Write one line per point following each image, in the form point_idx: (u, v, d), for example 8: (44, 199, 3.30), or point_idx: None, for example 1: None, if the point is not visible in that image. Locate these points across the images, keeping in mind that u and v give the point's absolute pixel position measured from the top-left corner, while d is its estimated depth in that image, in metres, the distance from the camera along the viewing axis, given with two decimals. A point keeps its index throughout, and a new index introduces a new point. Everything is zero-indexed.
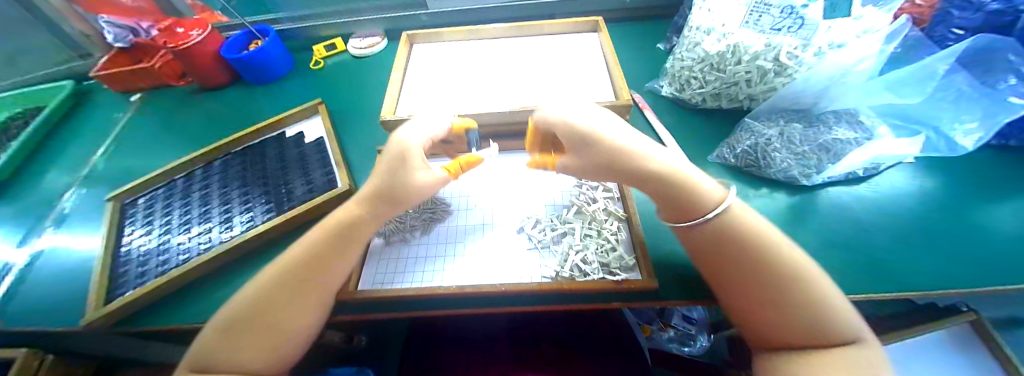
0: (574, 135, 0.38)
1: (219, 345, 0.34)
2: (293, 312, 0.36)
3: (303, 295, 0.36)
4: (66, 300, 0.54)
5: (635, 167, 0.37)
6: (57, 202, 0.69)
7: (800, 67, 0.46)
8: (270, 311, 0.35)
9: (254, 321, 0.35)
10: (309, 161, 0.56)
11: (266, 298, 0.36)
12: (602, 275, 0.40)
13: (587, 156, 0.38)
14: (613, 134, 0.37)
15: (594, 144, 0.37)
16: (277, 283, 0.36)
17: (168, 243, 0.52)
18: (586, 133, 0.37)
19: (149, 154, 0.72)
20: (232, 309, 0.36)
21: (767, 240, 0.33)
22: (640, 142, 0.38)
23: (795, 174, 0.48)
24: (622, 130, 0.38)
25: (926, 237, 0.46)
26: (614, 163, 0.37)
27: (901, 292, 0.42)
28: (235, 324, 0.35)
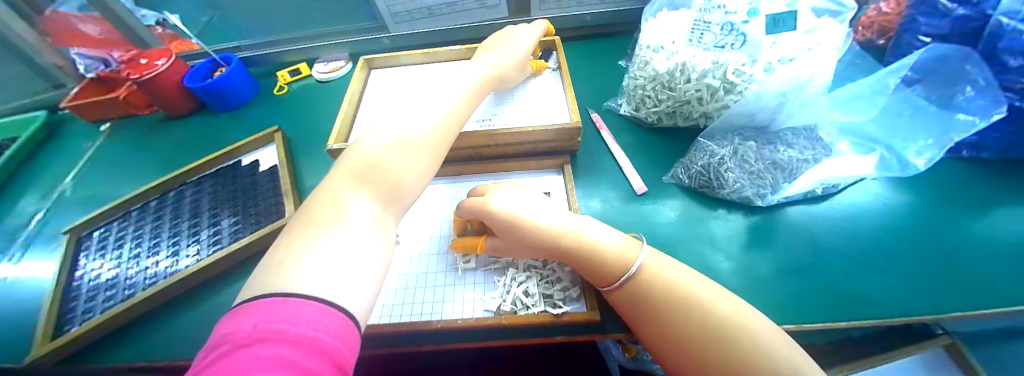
0: (483, 214, 0.40)
1: (323, 196, 0.34)
2: (413, 185, 0.37)
3: (410, 159, 0.37)
4: (13, 340, 0.53)
5: (540, 236, 0.39)
6: (19, 233, 0.68)
7: (749, 83, 0.45)
8: (370, 185, 0.34)
9: (388, 180, 0.35)
10: (261, 190, 0.56)
11: (383, 167, 0.35)
12: (543, 307, 0.39)
13: (501, 233, 0.40)
14: (516, 207, 0.40)
15: (495, 215, 0.39)
16: (394, 145, 0.37)
17: (118, 277, 0.51)
18: (486, 209, 0.40)
19: (115, 181, 0.72)
20: (376, 156, 0.36)
21: (675, 291, 0.34)
22: (542, 212, 0.40)
23: (750, 195, 0.46)
24: (528, 201, 0.41)
25: (888, 259, 0.44)
26: (523, 240, 0.39)
27: (859, 321, 0.40)
28: (355, 178, 0.35)
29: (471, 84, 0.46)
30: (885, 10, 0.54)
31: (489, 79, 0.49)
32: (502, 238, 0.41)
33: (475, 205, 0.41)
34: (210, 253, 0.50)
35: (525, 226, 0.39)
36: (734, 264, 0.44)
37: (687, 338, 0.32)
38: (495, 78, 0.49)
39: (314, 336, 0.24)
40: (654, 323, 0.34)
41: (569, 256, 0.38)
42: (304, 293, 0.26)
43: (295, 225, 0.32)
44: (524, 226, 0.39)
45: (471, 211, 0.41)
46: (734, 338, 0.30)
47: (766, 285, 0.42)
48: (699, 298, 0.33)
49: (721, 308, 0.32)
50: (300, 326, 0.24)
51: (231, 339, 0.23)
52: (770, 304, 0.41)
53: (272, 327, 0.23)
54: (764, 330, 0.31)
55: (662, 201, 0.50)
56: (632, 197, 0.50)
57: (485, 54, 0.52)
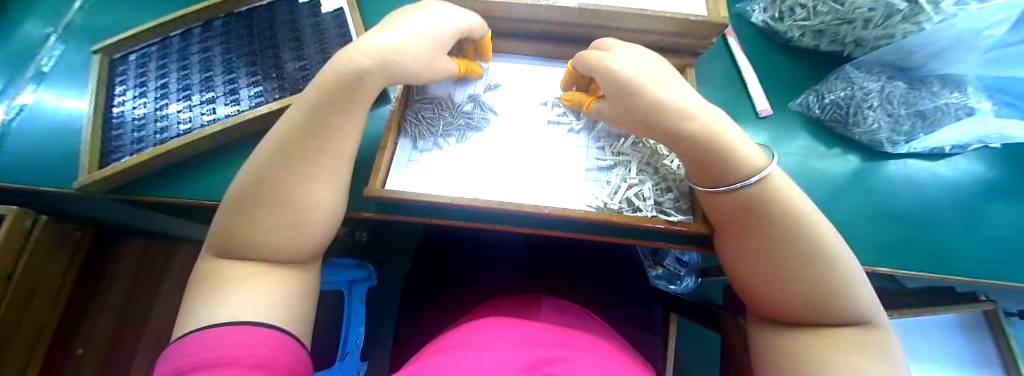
0: (601, 72, 0.35)
1: (233, 231, 0.30)
2: (315, 202, 0.30)
3: (329, 143, 0.30)
4: (66, 165, 0.50)
5: (664, 115, 0.32)
6: (37, 54, 0.59)
7: (935, 16, 0.37)
8: (253, 208, 0.29)
9: (260, 207, 0.29)
10: (327, 36, 0.49)
11: (252, 192, 0.29)
12: (654, 213, 0.38)
13: (616, 98, 0.35)
14: (639, 69, 0.33)
15: (616, 79, 0.34)
16: (293, 129, 0.29)
17: (166, 110, 0.45)
18: (604, 69, 0.34)
19: (138, 7, 0.62)
20: (248, 176, 0.30)
21: (795, 210, 0.29)
22: (675, 86, 0.33)
23: (882, 139, 0.44)
24: (654, 66, 0.34)
25: (969, 221, 0.45)
26: (635, 111, 0.33)
27: (924, 273, 0.43)
28: (239, 209, 0.30)
29: (420, 42, 0.33)
30: None
31: (440, 35, 0.34)
32: (616, 107, 0.36)
33: (593, 62, 0.35)
34: (278, 98, 0.45)
35: (641, 95, 0.32)
36: (830, 200, 0.46)
37: (782, 255, 0.30)
38: (447, 34, 0.35)
39: (255, 355, 0.24)
40: (753, 231, 0.31)
41: (687, 143, 0.32)
42: (238, 319, 0.26)
43: (215, 275, 0.29)
44: (643, 96, 0.32)
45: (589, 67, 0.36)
46: (828, 270, 0.28)
47: (863, 227, 0.44)
48: (817, 231, 0.29)
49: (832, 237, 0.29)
50: (233, 348, 0.24)
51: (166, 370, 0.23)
52: (869, 246, 0.44)
53: (197, 360, 0.23)
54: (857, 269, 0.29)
55: (767, 129, 0.49)
56: (753, 119, 0.49)
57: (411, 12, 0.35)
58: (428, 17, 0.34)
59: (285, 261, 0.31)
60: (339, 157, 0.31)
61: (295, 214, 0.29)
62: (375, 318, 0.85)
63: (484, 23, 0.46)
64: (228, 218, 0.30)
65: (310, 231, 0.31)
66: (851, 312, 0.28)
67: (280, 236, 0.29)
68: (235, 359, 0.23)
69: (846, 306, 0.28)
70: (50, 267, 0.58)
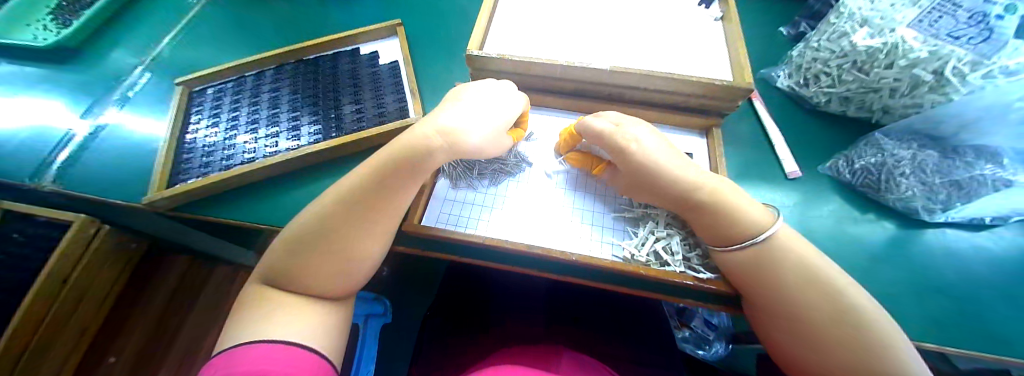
0: (616, 148, 0.39)
1: (294, 261, 0.33)
2: (365, 237, 0.34)
3: (390, 191, 0.34)
4: (133, 181, 0.55)
5: (675, 190, 0.37)
6: (124, 79, 0.68)
7: (962, 88, 0.39)
8: (310, 243, 0.33)
9: (322, 238, 0.33)
10: (382, 84, 0.54)
11: (314, 228, 0.34)
12: (683, 269, 0.39)
13: (630, 172, 0.39)
14: (652, 151, 0.38)
15: (631, 157, 0.38)
16: (360, 186, 0.34)
17: (235, 139, 0.50)
18: (620, 146, 0.38)
19: (218, 46, 0.71)
20: (313, 210, 0.35)
21: (804, 266, 0.32)
22: (684, 162, 0.38)
23: (918, 207, 0.44)
24: (662, 146, 0.39)
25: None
26: (648, 181, 0.38)
27: (977, 352, 0.39)
28: (308, 241, 0.33)
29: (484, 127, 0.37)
30: None
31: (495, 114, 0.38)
32: (631, 179, 0.40)
33: (608, 136, 0.39)
34: (333, 137, 0.49)
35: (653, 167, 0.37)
36: (873, 269, 0.44)
37: (806, 314, 0.31)
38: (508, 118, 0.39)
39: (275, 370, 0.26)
40: (773, 291, 0.33)
41: (694, 204, 0.37)
42: (267, 337, 0.28)
43: (265, 300, 0.32)
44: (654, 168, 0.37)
45: (601, 140, 0.40)
46: (857, 327, 0.29)
47: (910, 300, 0.42)
48: (835, 288, 0.31)
49: (851, 293, 0.31)
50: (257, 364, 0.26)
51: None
52: (918, 319, 0.41)
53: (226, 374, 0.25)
54: (888, 327, 0.29)
55: (798, 190, 0.49)
56: (783, 180, 0.50)
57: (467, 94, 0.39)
58: (485, 101, 0.38)
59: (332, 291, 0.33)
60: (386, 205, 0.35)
61: (351, 246, 0.34)
62: (388, 354, 0.84)
63: (523, 80, 0.50)
64: (287, 240, 0.34)
65: (359, 263, 0.34)
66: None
67: (330, 264, 0.33)
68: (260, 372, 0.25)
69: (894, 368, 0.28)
70: (90, 263, 0.63)
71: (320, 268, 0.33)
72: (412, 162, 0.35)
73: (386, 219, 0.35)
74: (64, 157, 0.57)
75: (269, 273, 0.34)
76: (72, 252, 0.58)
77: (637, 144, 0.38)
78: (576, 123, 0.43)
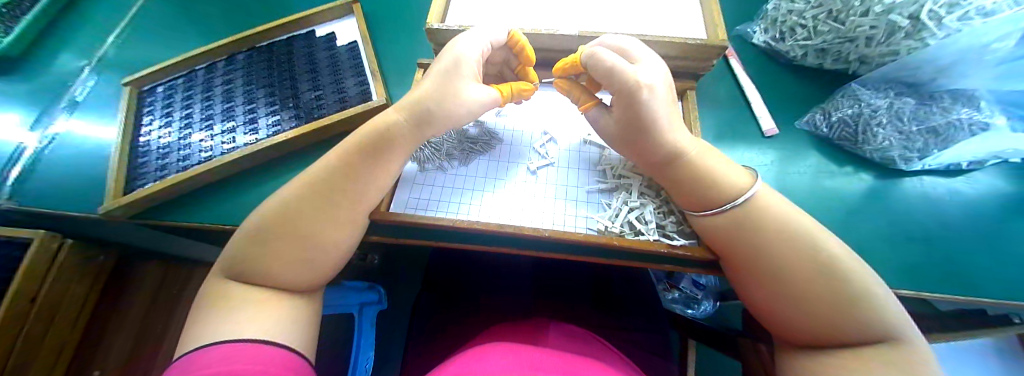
0: (625, 87, 0.34)
1: (254, 256, 0.32)
2: (330, 228, 0.33)
3: (355, 182, 0.34)
4: (91, 191, 0.52)
5: (661, 150, 0.36)
6: (71, 85, 0.63)
7: (938, 32, 0.37)
8: (273, 236, 0.32)
9: (286, 229, 0.32)
10: (341, 67, 0.51)
11: (278, 221, 0.32)
12: (657, 237, 0.38)
13: (626, 121, 0.36)
14: (658, 102, 0.34)
15: (639, 103, 0.34)
16: (327, 173, 0.33)
17: (189, 139, 0.48)
18: (633, 85, 0.33)
19: (167, 40, 0.66)
20: (276, 201, 0.33)
21: (786, 226, 0.32)
22: (676, 119, 0.36)
23: (895, 156, 0.44)
24: (669, 99, 0.35)
25: (997, 235, 0.43)
26: (640, 135, 0.36)
27: (953, 296, 0.40)
28: (270, 234, 0.32)
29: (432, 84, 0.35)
30: None
31: (455, 68, 0.35)
32: (622, 130, 0.37)
33: (621, 73, 0.33)
34: (293, 127, 0.47)
35: (652, 119, 0.34)
36: (851, 222, 0.44)
37: (788, 273, 0.31)
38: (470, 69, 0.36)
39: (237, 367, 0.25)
40: (754, 254, 0.33)
41: (678, 167, 0.36)
42: (229, 338, 0.27)
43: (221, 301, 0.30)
44: (653, 118, 0.34)
45: (610, 76, 0.34)
46: (838, 283, 0.29)
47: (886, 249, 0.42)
48: (816, 245, 0.31)
49: (833, 249, 0.30)
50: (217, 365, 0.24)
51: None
52: (894, 268, 0.41)
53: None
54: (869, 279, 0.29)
55: (777, 149, 0.48)
56: (762, 139, 0.49)
57: (441, 52, 0.37)
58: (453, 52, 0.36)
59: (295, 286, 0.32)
60: (354, 196, 0.34)
61: (316, 239, 0.32)
62: (384, 341, 0.85)
63: None
64: (248, 234, 0.33)
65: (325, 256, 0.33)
66: (880, 326, 0.28)
67: (293, 257, 0.32)
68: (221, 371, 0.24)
69: (871, 320, 0.28)
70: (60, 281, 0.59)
71: (285, 261, 0.32)
72: (376, 150, 0.35)
73: (353, 212, 0.34)
74: (17, 173, 0.54)
75: (227, 276, 0.32)
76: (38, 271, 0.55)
77: (649, 90, 0.33)
78: (587, 49, 0.36)
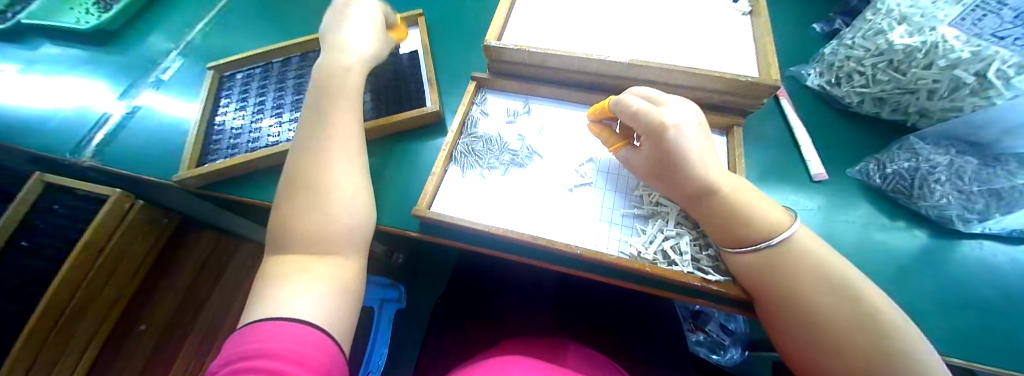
0: (652, 127, 0.36)
1: (292, 234, 0.35)
2: (344, 191, 0.37)
3: (347, 145, 0.39)
4: (165, 160, 0.58)
5: (693, 186, 0.36)
6: (159, 63, 0.71)
7: (1008, 92, 0.37)
8: (303, 217, 0.35)
9: (308, 204, 0.36)
10: (401, 72, 0.55)
11: (299, 202, 0.36)
12: (691, 269, 0.38)
13: (653, 160, 0.38)
14: (686, 141, 0.35)
15: (667, 140, 0.35)
16: (314, 149, 0.38)
17: (260, 123, 0.52)
18: (661, 125, 0.35)
19: (247, 32, 0.73)
20: (288, 191, 0.37)
21: (823, 272, 0.32)
22: (711, 154, 0.37)
23: (952, 215, 0.41)
24: (701, 140, 0.37)
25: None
26: (672, 172, 0.37)
27: (1008, 370, 0.36)
28: (296, 213, 0.36)
29: None
30: None
31: None
32: (649, 166, 0.39)
33: (650, 115, 0.36)
34: None
35: (682, 155, 0.35)
36: (901, 279, 0.41)
37: (824, 321, 0.30)
38: None
39: (274, 347, 0.27)
40: (786, 298, 0.33)
41: (713, 201, 0.36)
42: (267, 315, 0.29)
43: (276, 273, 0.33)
44: (682, 155, 0.35)
45: (634, 119, 0.38)
46: (876, 335, 0.29)
47: (937, 314, 0.39)
48: (854, 295, 0.30)
49: (874, 301, 0.30)
50: (259, 343, 0.27)
51: (219, 360, 0.28)
52: (945, 334, 0.38)
53: (237, 352, 0.27)
54: (912, 335, 0.29)
55: (825, 195, 0.47)
56: (808, 182, 0.48)
57: None
58: None
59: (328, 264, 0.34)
60: (353, 158, 0.39)
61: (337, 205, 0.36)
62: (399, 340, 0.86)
63: (539, 71, 0.50)
64: (279, 221, 0.36)
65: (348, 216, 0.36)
66: None
67: (322, 226, 0.35)
68: (260, 352, 0.27)
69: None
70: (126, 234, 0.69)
71: (330, 236, 0.35)
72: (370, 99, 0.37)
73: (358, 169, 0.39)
74: (99, 140, 0.60)
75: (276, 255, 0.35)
76: (106, 225, 0.63)
77: (676, 128, 0.35)
78: (614, 100, 0.40)
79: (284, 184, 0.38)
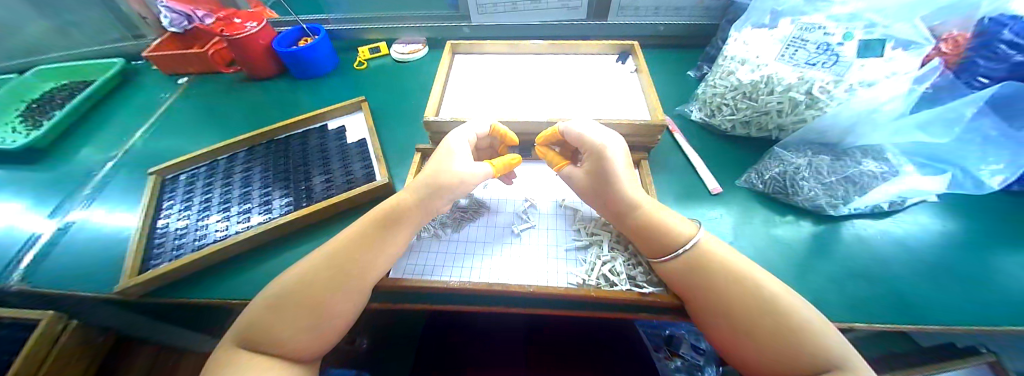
0: (593, 149, 0.45)
1: (264, 323, 0.36)
2: (335, 297, 0.37)
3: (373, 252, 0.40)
4: (95, 271, 0.55)
5: (621, 202, 0.44)
6: (94, 175, 0.70)
7: (831, 101, 0.49)
8: (282, 311, 0.36)
9: (301, 299, 0.37)
10: (348, 154, 0.60)
11: (287, 291, 0.37)
12: (628, 286, 0.43)
13: (596, 175, 0.45)
14: (617, 159, 0.44)
15: (605, 159, 0.44)
16: (347, 247, 0.40)
17: (206, 220, 0.53)
18: (598, 147, 0.44)
19: (190, 134, 0.75)
20: (280, 286, 0.38)
21: (728, 269, 0.38)
22: (636, 182, 0.45)
23: (822, 203, 0.50)
24: (626, 162, 0.45)
25: (927, 270, 0.47)
26: (607, 187, 0.44)
27: (897, 324, 0.43)
28: (275, 307, 0.37)
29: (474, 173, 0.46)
30: (940, 50, 0.49)
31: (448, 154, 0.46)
32: (592, 182, 0.46)
33: (590, 140, 0.45)
34: (303, 206, 0.53)
35: (612, 172, 0.44)
36: (801, 264, 0.48)
37: (740, 311, 0.35)
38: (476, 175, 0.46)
39: None
40: (707, 297, 0.37)
41: (633, 218, 0.43)
42: None
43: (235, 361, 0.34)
44: (615, 175, 0.43)
45: (580, 141, 0.46)
46: (778, 312, 0.34)
47: (835, 289, 0.46)
48: (754, 283, 0.36)
49: (769, 285, 0.36)
50: None
51: None
52: (847, 305, 0.44)
53: None
54: (804, 306, 0.34)
55: (727, 204, 0.55)
56: (710, 196, 0.56)
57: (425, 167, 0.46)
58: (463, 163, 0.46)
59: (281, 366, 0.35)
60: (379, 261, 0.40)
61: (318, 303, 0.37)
62: None
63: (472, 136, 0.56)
64: (245, 324, 0.36)
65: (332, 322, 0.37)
66: (823, 345, 0.32)
67: (308, 319, 0.36)
68: None
69: (815, 341, 0.32)
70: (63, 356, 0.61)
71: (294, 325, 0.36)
72: (391, 219, 0.42)
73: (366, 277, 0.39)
74: (22, 270, 0.55)
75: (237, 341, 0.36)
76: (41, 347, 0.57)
77: (611, 152, 0.44)
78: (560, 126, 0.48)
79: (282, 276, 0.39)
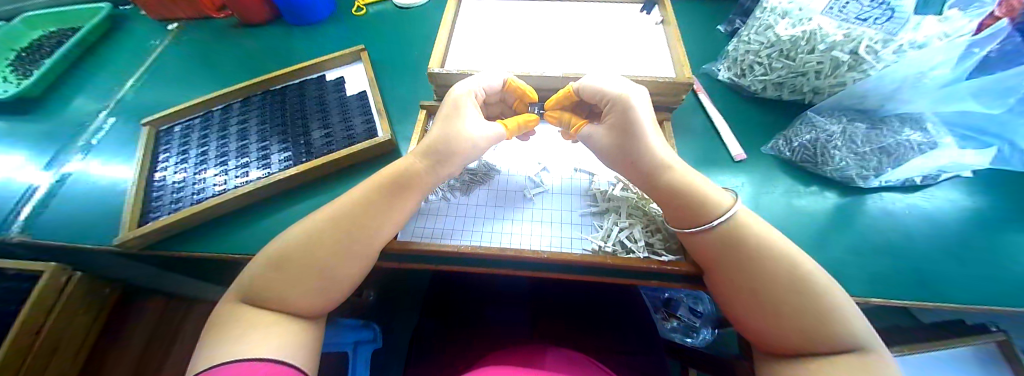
0: (615, 100, 0.42)
1: (268, 282, 0.35)
2: (333, 260, 0.36)
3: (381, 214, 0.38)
4: (96, 224, 0.54)
5: (647, 160, 0.40)
6: (87, 127, 0.67)
7: (876, 63, 0.44)
8: (286, 269, 0.35)
9: (306, 258, 0.35)
10: (349, 108, 0.57)
11: (290, 252, 0.36)
12: (646, 254, 0.41)
13: (620, 132, 0.42)
14: (642, 111, 0.41)
15: (629, 110, 0.41)
16: (351, 208, 0.37)
17: (203, 174, 0.51)
18: (620, 96, 0.41)
19: (183, 83, 0.71)
20: (286, 244, 0.36)
21: (762, 244, 0.34)
22: (662, 142, 0.42)
23: (851, 174, 0.48)
24: (651, 118, 0.42)
25: (955, 247, 0.45)
26: (632, 144, 0.41)
27: (919, 300, 0.42)
28: (278, 267, 0.35)
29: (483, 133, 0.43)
30: None
31: (456, 110, 0.43)
32: (615, 140, 0.42)
33: (610, 90, 0.42)
34: (303, 161, 0.50)
35: (638, 125, 0.40)
36: (823, 236, 0.46)
37: (768, 289, 0.33)
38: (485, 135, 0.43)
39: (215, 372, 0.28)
40: (734, 272, 0.35)
41: (664, 176, 0.40)
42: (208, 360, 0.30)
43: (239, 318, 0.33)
44: (641, 127, 0.40)
45: (599, 95, 0.43)
46: (810, 293, 0.32)
47: (858, 263, 0.44)
48: (789, 261, 0.33)
49: (804, 264, 0.33)
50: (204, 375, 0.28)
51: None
52: (869, 279, 0.43)
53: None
54: (835, 288, 0.32)
55: (749, 172, 0.52)
56: (732, 163, 0.53)
57: (434, 123, 0.43)
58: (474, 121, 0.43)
59: (287, 328, 0.33)
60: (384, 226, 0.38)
61: (325, 264, 0.35)
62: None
63: None
64: (247, 281, 0.36)
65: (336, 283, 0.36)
66: (850, 326, 0.31)
67: (314, 279, 0.35)
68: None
69: (843, 324, 0.31)
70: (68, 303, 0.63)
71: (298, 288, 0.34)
72: (402, 180, 0.40)
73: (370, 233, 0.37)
74: (23, 218, 0.55)
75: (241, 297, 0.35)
76: (48, 295, 0.58)
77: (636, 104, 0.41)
78: (575, 84, 0.45)
79: (284, 234, 0.37)
